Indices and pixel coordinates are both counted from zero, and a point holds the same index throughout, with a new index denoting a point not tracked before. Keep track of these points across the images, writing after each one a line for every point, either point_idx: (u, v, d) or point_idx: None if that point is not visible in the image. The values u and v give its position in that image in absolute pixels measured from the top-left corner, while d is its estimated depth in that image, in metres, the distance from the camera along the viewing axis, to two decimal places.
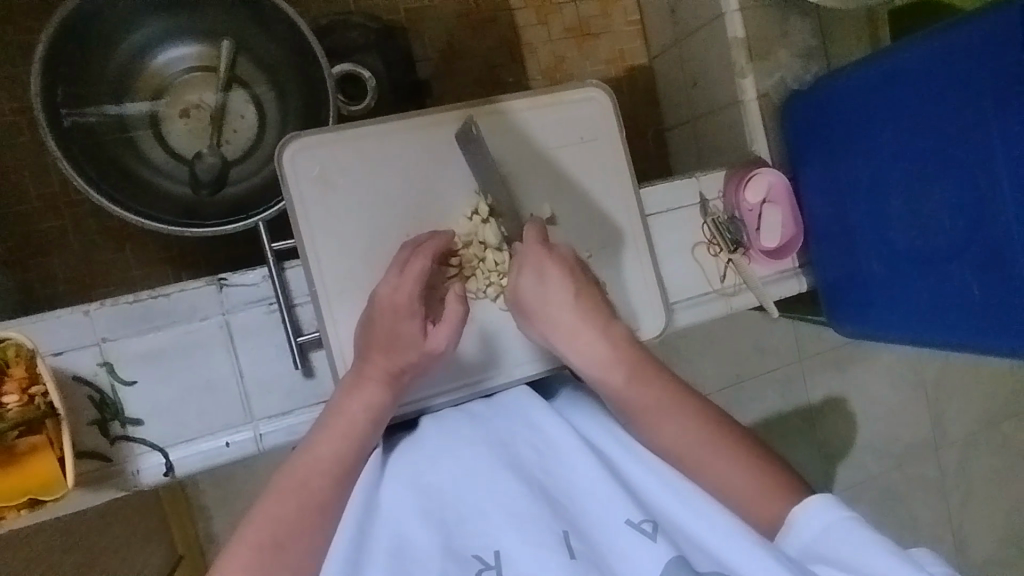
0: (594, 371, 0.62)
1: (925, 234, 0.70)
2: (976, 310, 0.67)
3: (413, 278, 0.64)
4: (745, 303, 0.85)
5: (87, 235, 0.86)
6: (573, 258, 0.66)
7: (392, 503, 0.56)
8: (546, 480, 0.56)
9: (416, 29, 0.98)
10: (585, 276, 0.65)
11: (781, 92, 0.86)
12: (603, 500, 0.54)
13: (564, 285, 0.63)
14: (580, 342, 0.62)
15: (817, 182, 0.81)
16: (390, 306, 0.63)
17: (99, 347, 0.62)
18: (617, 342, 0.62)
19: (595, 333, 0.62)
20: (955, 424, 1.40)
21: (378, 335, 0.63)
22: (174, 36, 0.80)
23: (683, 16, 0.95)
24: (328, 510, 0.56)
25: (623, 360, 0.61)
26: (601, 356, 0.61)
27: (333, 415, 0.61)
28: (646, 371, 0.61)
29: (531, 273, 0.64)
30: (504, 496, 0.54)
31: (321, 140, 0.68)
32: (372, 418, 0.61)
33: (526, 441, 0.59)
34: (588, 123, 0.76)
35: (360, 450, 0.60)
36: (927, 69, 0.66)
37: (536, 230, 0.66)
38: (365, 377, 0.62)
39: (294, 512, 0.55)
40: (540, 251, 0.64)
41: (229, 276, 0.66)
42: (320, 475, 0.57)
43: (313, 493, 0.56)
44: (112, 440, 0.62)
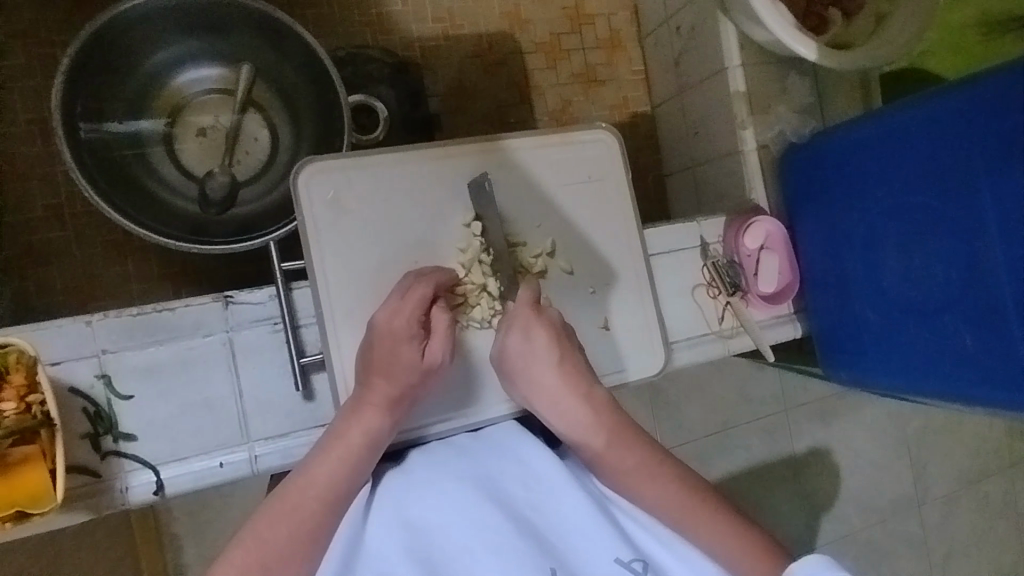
0: (572, 435, 0.61)
1: (918, 285, 0.72)
2: (968, 359, 0.69)
3: (416, 303, 0.64)
4: (742, 345, 0.86)
5: (88, 246, 0.85)
6: (562, 322, 0.65)
7: (380, 537, 0.56)
8: (534, 517, 0.56)
9: (429, 65, 1.01)
10: (571, 340, 0.64)
11: (780, 144, 0.90)
12: (593, 537, 0.55)
13: (549, 348, 0.62)
14: (564, 405, 0.62)
15: (812, 232, 0.84)
16: (390, 331, 0.63)
17: (99, 358, 0.61)
18: (598, 408, 0.62)
19: (575, 399, 0.62)
20: (938, 480, 1.41)
21: (378, 359, 0.62)
22: (197, 58, 0.81)
23: (686, 69, 0.99)
24: (318, 535, 0.56)
25: (603, 425, 0.61)
26: (583, 422, 0.61)
27: (332, 439, 0.60)
28: (626, 437, 0.61)
29: (517, 331, 0.63)
30: (493, 531, 0.54)
31: (334, 164, 0.69)
32: (370, 444, 0.60)
33: (512, 476, 0.60)
34: (596, 163, 0.78)
35: (355, 475, 0.59)
36: (920, 130, 0.69)
37: (530, 291, 0.64)
38: (363, 403, 0.61)
39: (286, 538, 0.55)
40: (529, 312, 0.63)
41: (236, 294, 0.66)
42: (313, 499, 0.56)
43: (304, 516, 0.56)
44: (103, 456, 0.61)
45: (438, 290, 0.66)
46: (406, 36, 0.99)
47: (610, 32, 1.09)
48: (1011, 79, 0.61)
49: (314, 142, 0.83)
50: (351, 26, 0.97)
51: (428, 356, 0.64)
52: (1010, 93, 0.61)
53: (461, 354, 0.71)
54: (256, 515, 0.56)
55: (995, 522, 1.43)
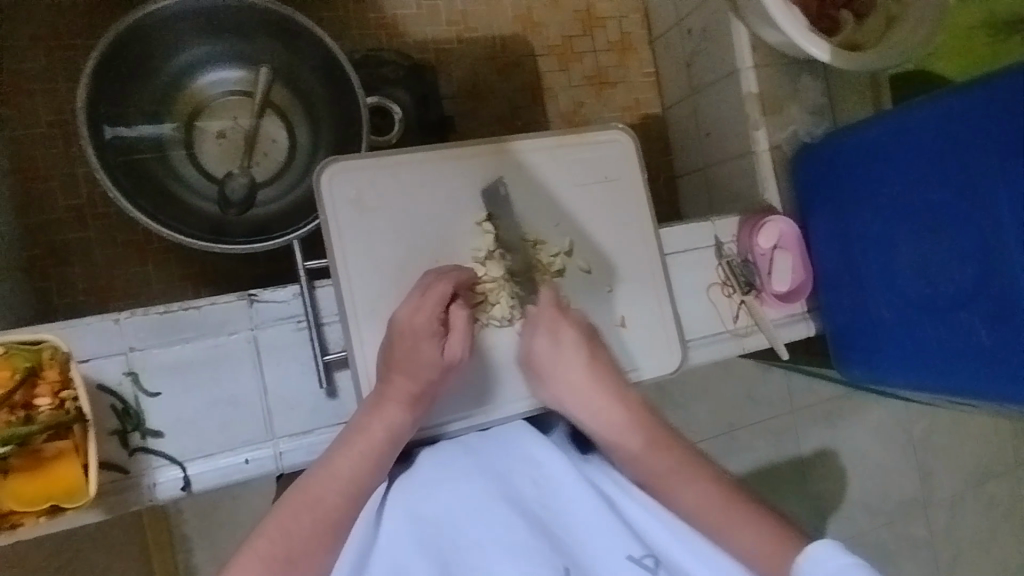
0: (607, 432, 0.65)
1: (933, 282, 0.73)
2: (984, 355, 0.69)
3: (435, 301, 0.64)
4: (757, 343, 0.87)
5: (109, 247, 0.86)
6: (587, 324, 0.71)
7: (392, 533, 0.56)
8: (542, 513, 0.57)
9: (443, 68, 1.02)
10: (596, 341, 0.70)
11: (793, 145, 0.91)
12: (604, 533, 0.55)
13: (577, 348, 0.68)
14: (598, 404, 0.66)
15: (825, 231, 0.85)
16: (411, 327, 0.63)
17: (127, 356, 0.62)
18: (632, 406, 0.66)
19: (608, 398, 0.66)
20: (945, 481, 1.41)
21: (400, 355, 0.63)
22: (217, 61, 0.82)
23: (698, 70, 1.00)
24: (338, 530, 0.57)
25: (638, 423, 0.64)
26: (615, 420, 0.65)
27: (354, 434, 0.61)
28: (667, 441, 0.63)
29: (545, 335, 0.69)
30: (500, 528, 0.55)
31: (358, 164, 0.70)
32: (391, 438, 0.62)
33: (521, 473, 0.60)
34: (612, 164, 0.79)
35: (376, 468, 0.60)
36: (935, 127, 0.70)
37: (552, 292, 0.72)
38: (385, 399, 0.62)
39: (307, 528, 0.56)
40: (555, 314, 0.70)
41: (261, 292, 0.66)
42: (335, 491, 0.58)
43: (329, 513, 0.57)
44: (130, 452, 0.61)
45: (459, 287, 0.67)
46: (421, 40, 1.00)
47: (621, 35, 1.10)
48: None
49: (331, 143, 0.84)
50: (366, 29, 0.98)
51: (449, 351, 0.65)
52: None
53: (481, 352, 0.72)
54: (275, 509, 0.57)
55: (1002, 522, 1.44)
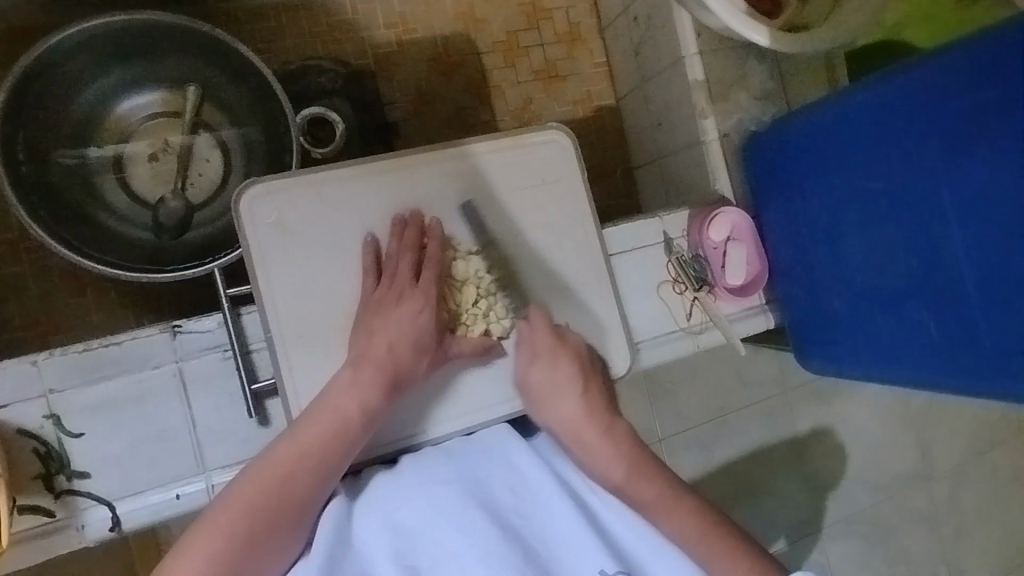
0: (592, 464, 0.63)
1: (882, 271, 0.70)
2: (935, 347, 0.67)
3: (404, 274, 0.67)
4: (712, 340, 0.85)
5: (47, 279, 0.85)
6: (587, 353, 0.71)
7: (367, 540, 0.56)
8: (520, 524, 0.57)
9: (384, 72, 0.99)
10: (595, 372, 0.70)
11: (741, 134, 0.88)
12: (580, 549, 0.56)
13: (573, 373, 0.68)
14: (587, 436, 0.64)
15: (778, 221, 0.82)
16: (399, 288, 0.66)
17: (46, 398, 0.61)
18: (619, 439, 0.64)
19: (597, 432, 0.64)
20: (941, 456, 1.38)
21: (386, 322, 0.64)
22: (139, 83, 0.79)
23: (646, 59, 0.96)
24: (301, 509, 0.56)
25: (623, 455, 0.63)
26: (603, 451, 0.63)
27: (324, 408, 0.59)
28: (643, 468, 0.62)
29: (541, 361, 0.69)
30: (481, 538, 0.54)
31: (277, 185, 0.67)
32: (364, 417, 0.60)
33: (501, 481, 0.60)
34: (550, 166, 0.77)
35: (346, 446, 0.59)
36: (875, 115, 0.67)
37: (545, 318, 0.71)
38: (357, 371, 0.62)
39: (258, 501, 0.54)
40: (553, 338, 0.70)
41: (184, 323, 0.65)
42: (299, 467, 0.56)
43: (293, 491, 0.55)
44: (56, 495, 0.60)
45: (426, 259, 0.68)
46: (359, 44, 0.97)
47: (569, 26, 1.06)
48: (957, 61, 0.59)
49: (264, 159, 0.82)
50: (300, 37, 0.95)
51: (420, 322, 0.65)
52: (957, 76, 0.59)
53: None
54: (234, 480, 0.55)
55: (1003, 493, 1.41)
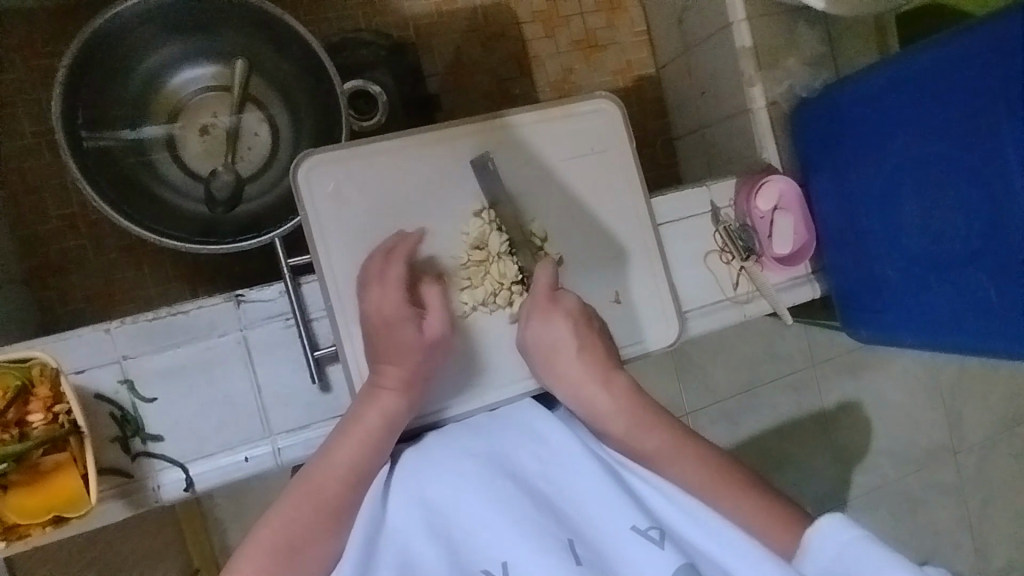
0: (596, 425, 0.61)
1: (939, 237, 0.69)
2: (995, 312, 0.66)
3: (395, 284, 0.65)
4: (759, 309, 0.85)
5: (106, 253, 0.87)
6: (582, 306, 0.66)
7: (400, 514, 0.56)
8: (550, 492, 0.56)
9: (424, 44, 0.98)
10: (592, 322, 0.65)
11: (790, 101, 0.86)
12: (607, 508, 0.54)
13: (568, 329, 0.64)
14: (587, 392, 0.62)
15: (827, 189, 0.81)
16: (379, 316, 0.64)
17: (120, 364, 0.63)
18: (617, 394, 0.61)
19: (597, 386, 0.62)
20: (973, 428, 1.38)
21: (381, 343, 0.63)
22: (191, 57, 0.80)
23: (689, 26, 0.95)
24: (341, 512, 0.57)
25: (624, 412, 0.60)
26: (604, 410, 0.61)
27: (350, 423, 0.60)
28: (647, 424, 0.60)
29: (536, 317, 0.65)
30: (505, 503, 0.54)
31: (332, 157, 0.68)
32: (386, 424, 0.61)
33: (525, 451, 0.59)
34: (598, 135, 0.77)
35: (376, 455, 0.60)
36: (936, 76, 0.66)
37: (548, 273, 0.67)
38: (377, 387, 0.62)
39: (310, 516, 0.56)
40: (545, 297, 0.65)
41: (247, 292, 0.66)
42: (334, 479, 0.58)
43: (328, 499, 0.57)
44: (132, 457, 0.63)
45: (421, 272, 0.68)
46: (399, 17, 0.97)
47: None
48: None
49: (313, 133, 0.82)
50: (341, 9, 0.95)
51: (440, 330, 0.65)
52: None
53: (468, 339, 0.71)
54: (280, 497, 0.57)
55: None
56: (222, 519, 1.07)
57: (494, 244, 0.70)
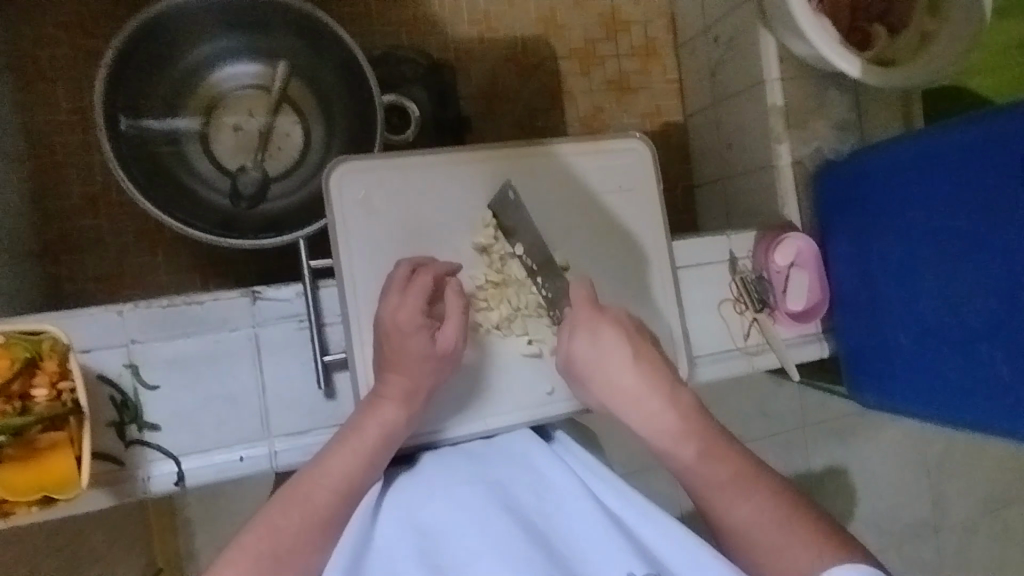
0: (659, 441, 0.58)
1: (955, 311, 0.70)
2: (1003, 391, 0.66)
3: (418, 292, 0.63)
4: (767, 363, 0.85)
5: (119, 236, 0.86)
6: (628, 317, 0.63)
7: (388, 540, 0.54)
8: (543, 525, 0.55)
9: (460, 67, 1.00)
10: (645, 339, 0.62)
11: (816, 162, 0.88)
12: (603, 550, 0.52)
13: (621, 346, 0.60)
14: (648, 407, 0.58)
15: (846, 252, 0.82)
16: (395, 324, 0.62)
17: (128, 348, 0.62)
18: (683, 410, 0.58)
19: (661, 399, 0.58)
20: (962, 508, 1.36)
21: (390, 353, 0.62)
22: (235, 53, 0.81)
23: (722, 79, 0.97)
24: (330, 528, 0.54)
25: (693, 430, 0.57)
26: (668, 427, 0.57)
27: (351, 434, 0.59)
28: (718, 448, 0.56)
29: (584, 333, 0.61)
30: (501, 534, 0.52)
31: (366, 165, 0.68)
32: (386, 439, 0.60)
33: (522, 482, 0.59)
34: (628, 173, 0.77)
35: (370, 467, 0.58)
36: (963, 152, 0.67)
37: (586, 288, 0.63)
38: (379, 398, 0.61)
39: (298, 524, 0.53)
40: (594, 311, 0.62)
41: (264, 289, 0.66)
42: (325, 488, 0.55)
43: (317, 509, 0.54)
44: (126, 444, 0.61)
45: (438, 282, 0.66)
46: (440, 39, 0.99)
47: (646, 40, 1.07)
48: None
49: (345, 140, 0.83)
50: (385, 26, 0.97)
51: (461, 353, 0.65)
52: None
53: (477, 362, 0.71)
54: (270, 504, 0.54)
55: (1017, 554, 1.39)
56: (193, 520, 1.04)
57: (510, 274, 0.71)
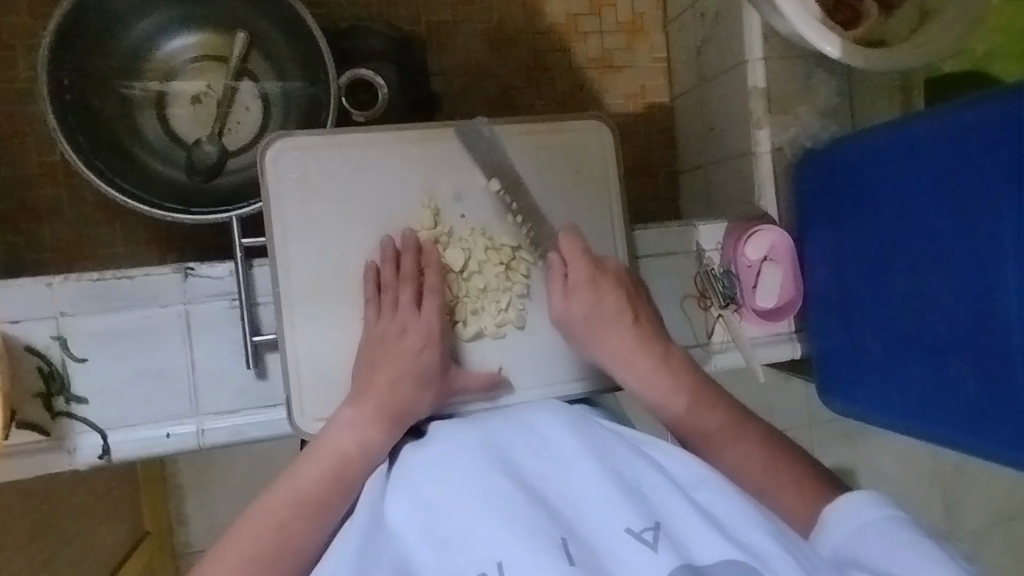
0: (653, 396, 0.66)
1: (923, 316, 0.65)
2: (972, 406, 0.62)
3: (404, 306, 0.66)
4: (731, 361, 0.81)
5: (81, 207, 0.87)
6: (629, 277, 0.72)
7: (398, 515, 0.53)
8: (548, 490, 0.52)
9: (435, 42, 0.97)
10: (641, 295, 0.71)
11: (796, 150, 0.82)
12: (606, 507, 0.50)
13: (620, 308, 0.69)
14: (644, 370, 0.67)
15: (821, 249, 0.76)
16: (380, 332, 0.65)
17: (56, 320, 0.62)
18: (675, 367, 0.67)
19: (653, 362, 0.67)
20: (972, 521, 1.29)
21: (378, 359, 0.64)
22: (192, 24, 0.80)
23: (707, 58, 0.91)
24: (293, 542, 0.55)
25: (683, 384, 0.66)
26: (662, 386, 0.66)
27: (327, 451, 0.60)
28: (704, 398, 0.65)
29: (583, 296, 0.68)
30: (496, 497, 0.51)
31: (307, 143, 0.66)
32: (363, 457, 0.60)
33: (521, 444, 0.56)
34: (586, 156, 0.73)
35: (349, 488, 0.58)
36: (942, 147, 0.62)
37: (580, 245, 0.70)
38: (350, 411, 0.61)
39: (271, 537, 0.55)
40: (592, 270, 0.69)
41: (197, 266, 0.65)
42: (291, 503, 0.56)
43: (288, 522, 0.55)
44: (54, 415, 0.62)
45: (425, 287, 0.67)
46: (413, 11, 0.96)
47: (633, 16, 1.02)
48: None
49: (302, 114, 0.81)
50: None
51: (426, 360, 0.65)
52: None
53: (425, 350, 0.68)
54: (236, 523, 0.56)
55: None
56: (183, 487, 1.07)
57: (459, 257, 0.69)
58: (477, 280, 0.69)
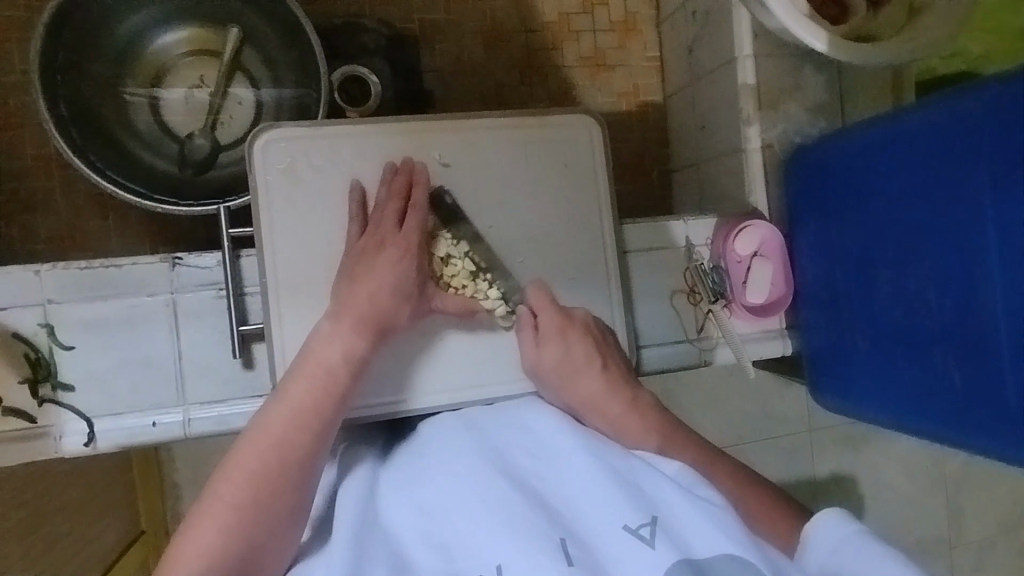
0: (621, 441, 0.64)
1: (910, 311, 0.65)
2: (958, 397, 0.61)
3: (391, 217, 0.66)
4: (721, 358, 0.81)
5: (75, 200, 0.88)
6: (594, 324, 0.70)
7: (395, 518, 0.54)
8: (544, 489, 0.54)
9: (429, 40, 0.98)
10: (606, 340, 0.70)
11: (786, 146, 0.82)
12: (600, 507, 0.51)
13: (587, 349, 0.67)
14: (614, 417, 0.65)
15: (810, 245, 0.76)
16: (365, 246, 0.65)
17: (44, 307, 0.62)
18: (642, 411, 0.66)
19: (621, 404, 0.66)
20: (972, 526, 1.28)
21: (357, 276, 0.64)
22: (185, 18, 0.81)
23: (699, 55, 0.92)
24: (277, 487, 0.55)
25: (651, 425, 0.65)
26: (631, 428, 0.65)
27: (307, 363, 0.60)
28: (675, 438, 0.64)
29: (552, 345, 0.67)
30: (495, 498, 0.52)
31: (296, 134, 0.67)
32: (346, 367, 0.60)
33: (518, 448, 0.57)
34: (574, 149, 0.73)
35: (331, 397, 0.59)
36: (924, 138, 0.61)
37: (543, 295, 0.69)
38: (323, 338, 0.61)
39: (253, 486, 0.54)
40: (561, 320, 0.68)
41: (185, 256, 0.65)
42: (274, 449, 0.56)
43: (271, 466, 0.55)
44: (40, 402, 0.62)
45: (412, 202, 0.67)
46: (407, 9, 0.97)
47: (625, 15, 1.02)
48: None
49: (293, 109, 0.82)
50: None
51: (406, 267, 0.65)
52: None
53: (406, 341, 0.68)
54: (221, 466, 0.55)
55: None
56: (178, 484, 1.07)
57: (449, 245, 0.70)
58: (466, 263, 0.69)
